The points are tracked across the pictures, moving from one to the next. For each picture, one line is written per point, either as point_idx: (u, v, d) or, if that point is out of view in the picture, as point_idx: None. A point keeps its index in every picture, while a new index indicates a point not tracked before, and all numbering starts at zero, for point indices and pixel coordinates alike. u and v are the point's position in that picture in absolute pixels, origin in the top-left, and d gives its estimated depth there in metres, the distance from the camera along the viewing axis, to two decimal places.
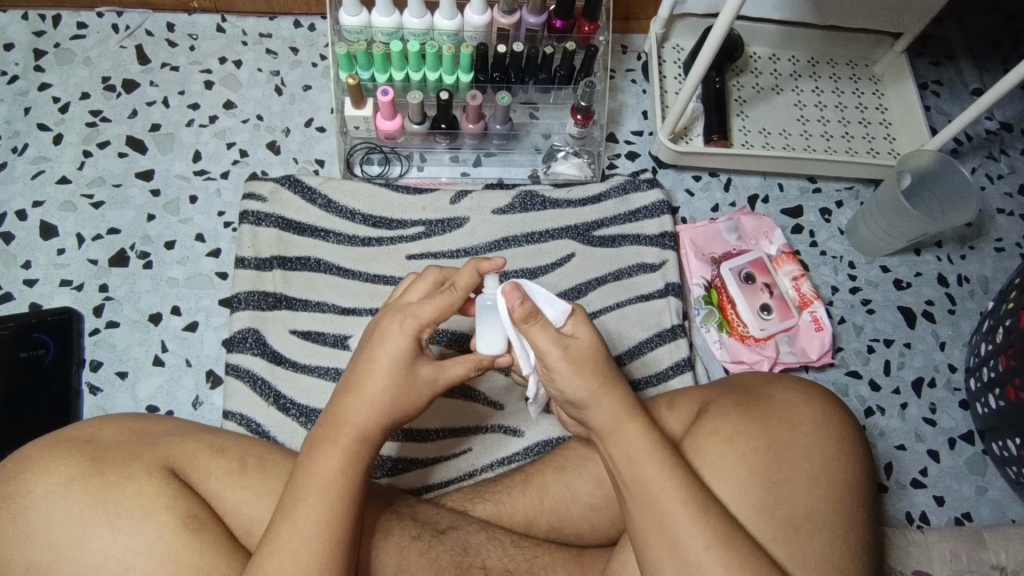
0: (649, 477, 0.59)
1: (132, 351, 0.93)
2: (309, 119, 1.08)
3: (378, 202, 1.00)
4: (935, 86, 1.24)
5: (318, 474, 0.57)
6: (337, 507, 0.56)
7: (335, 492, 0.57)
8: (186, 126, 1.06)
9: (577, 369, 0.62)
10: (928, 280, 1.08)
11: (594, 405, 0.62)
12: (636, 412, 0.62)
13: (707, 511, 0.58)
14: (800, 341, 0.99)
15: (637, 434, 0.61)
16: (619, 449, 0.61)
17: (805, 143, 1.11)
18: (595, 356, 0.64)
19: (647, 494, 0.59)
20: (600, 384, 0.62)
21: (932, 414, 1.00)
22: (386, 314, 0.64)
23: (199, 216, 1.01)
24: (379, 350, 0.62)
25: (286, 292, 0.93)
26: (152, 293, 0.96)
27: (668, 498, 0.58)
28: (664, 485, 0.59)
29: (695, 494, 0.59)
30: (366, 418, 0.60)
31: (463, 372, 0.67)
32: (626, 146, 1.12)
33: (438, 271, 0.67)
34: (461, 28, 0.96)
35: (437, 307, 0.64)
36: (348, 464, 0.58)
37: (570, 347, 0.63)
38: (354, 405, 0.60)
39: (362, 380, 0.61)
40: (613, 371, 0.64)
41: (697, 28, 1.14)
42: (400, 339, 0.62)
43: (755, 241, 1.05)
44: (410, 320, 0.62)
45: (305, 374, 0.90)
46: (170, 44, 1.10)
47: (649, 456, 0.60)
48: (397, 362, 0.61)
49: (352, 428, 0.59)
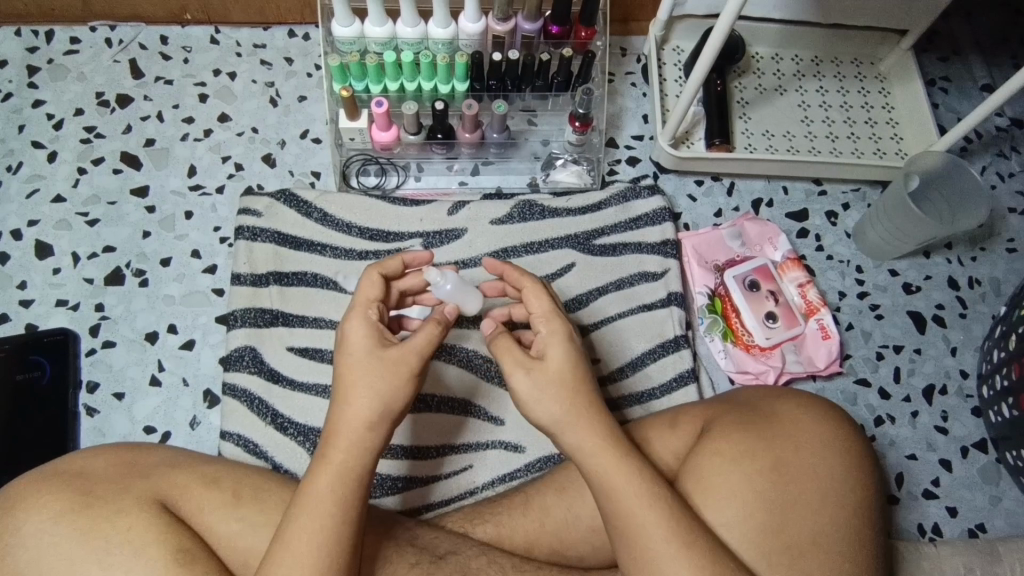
0: (629, 508, 0.59)
1: (129, 371, 0.90)
2: (305, 130, 1.07)
3: (375, 215, 0.99)
4: (942, 82, 1.21)
5: (322, 501, 0.57)
6: (341, 535, 0.56)
7: (332, 518, 0.57)
8: (181, 141, 1.05)
9: (541, 393, 0.63)
10: (938, 283, 1.06)
11: (563, 427, 0.63)
12: (610, 438, 0.62)
13: (692, 543, 0.58)
14: (806, 350, 0.96)
15: (612, 465, 0.61)
16: (598, 473, 0.61)
17: (809, 145, 1.09)
18: (564, 377, 0.64)
19: (629, 525, 0.59)
20: (569, 407, 0.63)
21: (944, 422, 0.97)
22: (350, 319, 0.65)
23: (195, 231, 0.99)
24: (349, 351, 0.63)
25: (283, 308, 0.93)
26: (148, 311, 0.94)
27: (653, 530, 0.58)
28: (647, 519, 0.59)
29: (678, 525, 0.59)
30: (354, 435, 0.60)
31: (430, 340, 0.65)
32: (626, 151, 1.11)
33: (388, 265, 0.70)
34: (456, 37, 0.95)
35: (374, 284, 0.68)
36: (334, 480, 0.58)
37: (536, 372, 0.64)
38: (346, 417, 0.61)
39: (346, 388, 0.62)
40: (586, 395, 0.64)
41: (697, 29, 1.13)
42: (363, 327, 0.64)
43: (760, 247, 1.02)
44: (369, 310, 0.66)
45: (302, 393, 0.89)
46: (164, 58, 1.10)
47: (629, 487, 0.60)
48: (371, 373, 0.62)
49: (352, 444, 0.60)
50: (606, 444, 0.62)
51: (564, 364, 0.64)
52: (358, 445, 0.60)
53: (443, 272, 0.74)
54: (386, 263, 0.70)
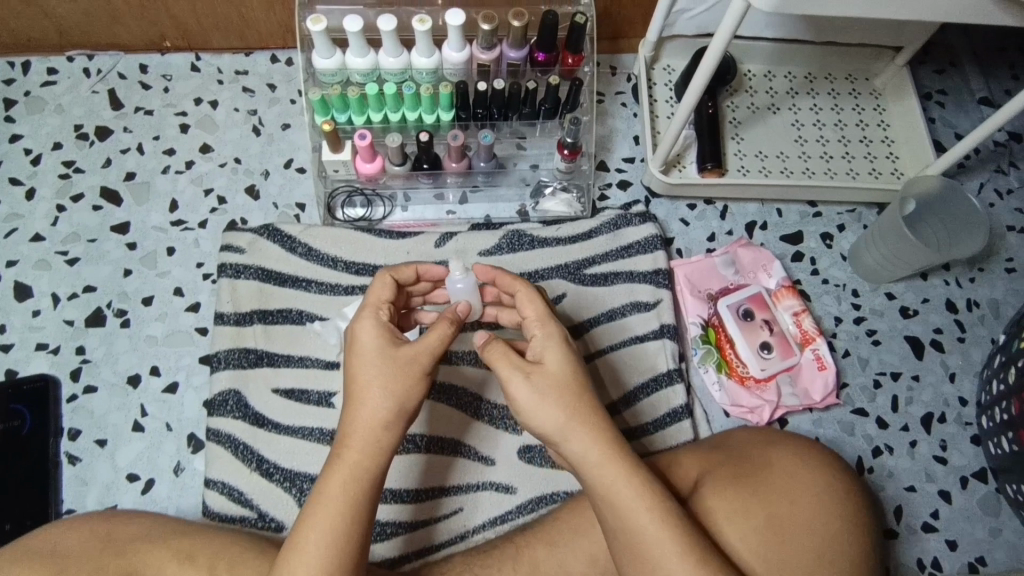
0: (643, 528, 0.60)
1: (111, 417, 0.89)
2: (289, 159, 1.05)
3: (361, 249, 0.97)
4: (939, 96, 1.19)
5: (331, 508, 0.61)
6: (347, 542, 0.60)
7: (341, 528, 0.60)
8: (162, 174, 1.03)
9: (544, 397, 0.64)
10: (935, 307, 1.04)
11: (566, 435, 0.64)
12: (615, 448, 0.63)
13: (707, 561, 0.60)
14: (802, 381, 0.94)
15: (621, 480, 0.62)
16: (606, 491, 0.62)
17: (804, 166, 1.06)
18: (564, 380, 0.65)
19: (643, 546, 0.60)
20: (570, 417, 0.64)
21: (943, 452, 0.96)
22: (359, 322, 0.69)
23: (177, 268, 0.97)
24: (359, 351, 0.67)
25: (267, 348, 0.91)
26: (130, 353, 0.92)
27: (665, 552, 0.60)
28: (660, 538, 0.60)
29: (692, 544, 0.60)
30: (363, 443, 0.63)
31: (442, 337, 0.67)
32: (617, 174, 1.09)
33: (400, 269, 0.74)
34: (439, 66, 0.92)
35: (385, 288, 0.71)
36: (346, 488, 0.62)
37: (535, 376, 0.65)
38: (358, 421, 0.64)
39: (357, 392, 0.65)
40: (586, 398, 0.65)
41: (688, 48, 1.10)
42: (374, 327, 0.68)
43: (754, 275, 1.00)
44: (380, 311, 0.69)
45: (288, 436, 0.87)
46: (144, 87, 1.07)
47: (642, 507, 0.61)
48: (382, 374, 0.65)
49: (361, 449, 0.63)
50: (605, 453, 0.63)
51: (563, 370, 0.66)
52: (366, 448, 0.63)
53: (461, 268, 0.76)
54: (400, 267, 0.74)
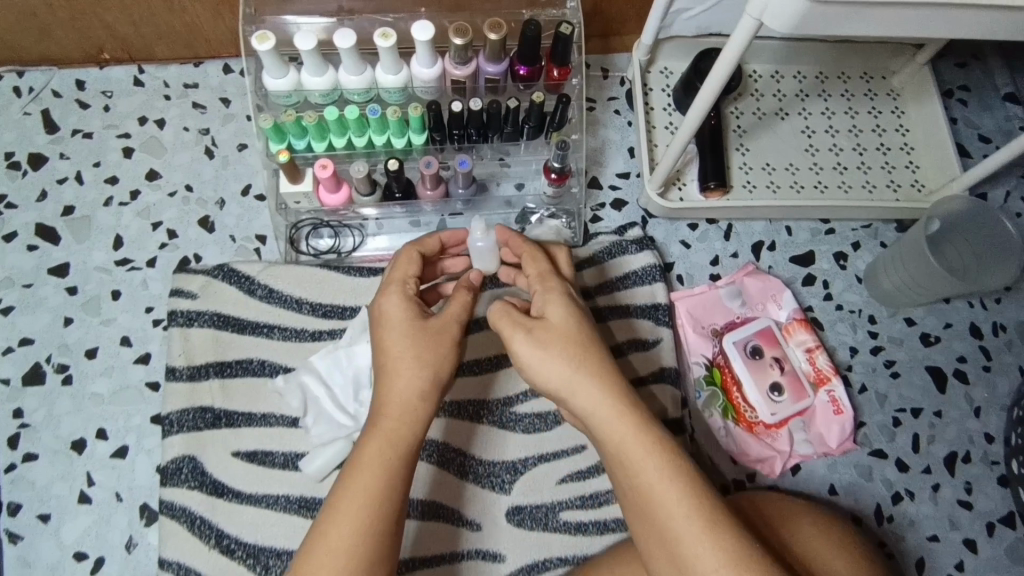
0: (651, 485, 0.58)
1: (54, 488, 0.81)
2: (246, 185, 0.94)
3: (327, 288, 0.88)
4: (961, 93, 1.09)
5: (364, 485, 0.59)
6: (380, 517, 0.58)
7: (379, 501, 0.59)
8: (105, 206, 0.92)
9: (550, 342, 0.62)
10: (959, 332, 0.95)
11: (574, 390, 0.61)
12: (623, 396, 0.61)
13: (716, 524, 0.56)
14: (816, 426, 0.86)
15: (631, 433, 0.59)
16: (615, 447, 0.60)
17: (815, 179, 0.97)
18: (571, 333, 0.63)
19: (650, 505, 0.58)
20: (577, 366, 0.61)
21: (968, 495, 0.88)
22: (385, 295, 0.68)
23: (124, 315, 0.87)
24: (387, 322, 0.66)
25: (225, 407, 0.82)
26: (74, 415, 0.83)
27: (671, 511, 0.57)
28: (665, 495, 0.57)
29: (700, 503, 0.57)
30: (395, 414, 0.63)
31: (463, 305, 0.68)
32: (610, 193, 0.98)
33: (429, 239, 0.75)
34: (409, 83, 0.81)
35: (411, 261, 0.71)
36: (379, 465, 0.60)
37: (540, 330, 0.63)
38: (389, 389, 0.64)
39: (386, 361, 0.65)
40: (595, 346, 0.63)
41: (688, 48, 0.99)
42: (399, 301, 0.67)
43: (762, 306, 0.92)
44: (408, 283, 0.69)
45: (251, 506, 0.79)
46: (81, 106, 0.96)
47: (649, 462, 0.58)
48: (409, 336, 0.65)
49: (395, 419, 0.62)
50: (614, 409, 0.60)
51: (566, 322, 0.64)
52: (402, 417, 0.63)
53: (484, 228, 0.74)
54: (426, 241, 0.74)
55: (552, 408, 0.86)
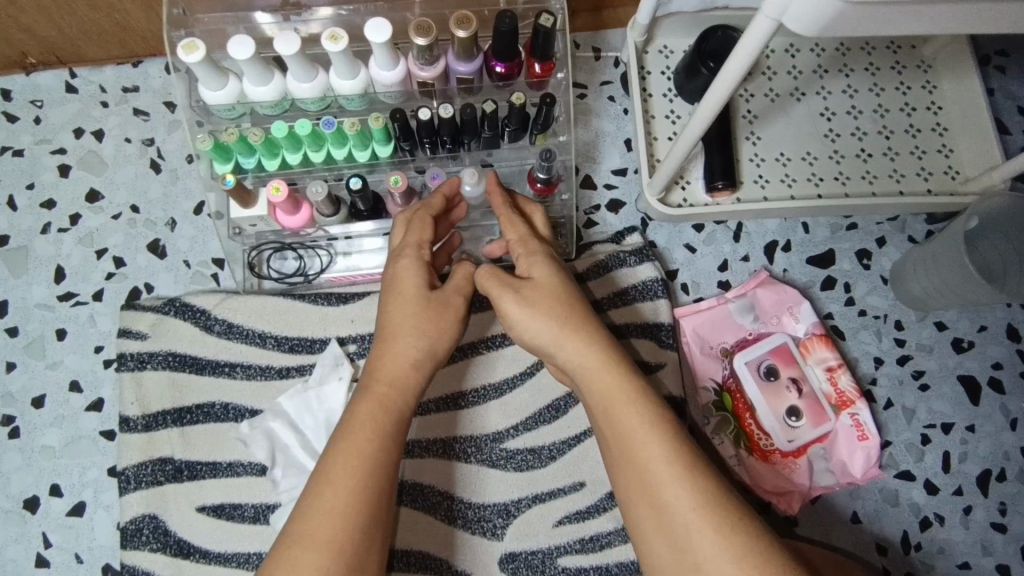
0: (631, 430, 0.54)
1: (8, 552, 0.74)
2: (199, 203, 0.84)
3: (295, 320, 0.79)
4: (1000, 58, 0.96)
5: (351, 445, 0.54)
6: (369, 478, 0.53)
7: (368, 463, 0.53)
8: (42, 234, 0.83)
9: (539, 299, 0.59)
10: (994, 336, 0.86)
11: (561, 345, 0.58)
12: (609, 351, 0.57)
13: (693, 467, 0.52)
14: (838, 453, 0.79)
15: (618, 381, 0.56)
16: (598, 395, 0.56)
17: (836, 169, 0.86)
18: (557, 289, 0.60)
19: (627, 449, 0.54)
20: (564, 323, 0.58)
21: (1003, 517, 0.81)
22: (393, 260, 0.62)
23: (71, 357, 0.79)
24: (399, 286, 0.61)
25: (187, 458, 0.75)
26: (23, 471, 0.76)
27: (651, 452, 0.53)
28: (645, 438, 0.53)
29: (682, 445, 0.53)
30: (392, 377, 0.58)
31: (467, 277, 0.64)
32: (606, 193, 0.88)
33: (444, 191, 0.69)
34: (369, 87, 0.71)
35: (426, 223, 0.64)
36: (369, 426, 0.55)
37: (525, 287, 0.60)
38: (384, 352, 0.59)
39: (387, 327, 0.60)
40: (580, 302, 0.60)
41: (690, 23, 0.87)
42: (415, 269, 0.61)
43: (776, 319, 0.83)
44: (422, 248, 0.62)
45: (221, 566, 0.73)
46: (9, 119, 0.86)
47: (632, 407, 0.55)
48: (418, 299, 0.60)
49: (389, 384, 0.58)
50: (604, 364, 0.57)
51: (551, 279, 0.61)
52: (396, 384, 0.58)
53: (476, 172, 0.72)
54: (430, 200, 0.67)
55: (546, 442, 0.78)
